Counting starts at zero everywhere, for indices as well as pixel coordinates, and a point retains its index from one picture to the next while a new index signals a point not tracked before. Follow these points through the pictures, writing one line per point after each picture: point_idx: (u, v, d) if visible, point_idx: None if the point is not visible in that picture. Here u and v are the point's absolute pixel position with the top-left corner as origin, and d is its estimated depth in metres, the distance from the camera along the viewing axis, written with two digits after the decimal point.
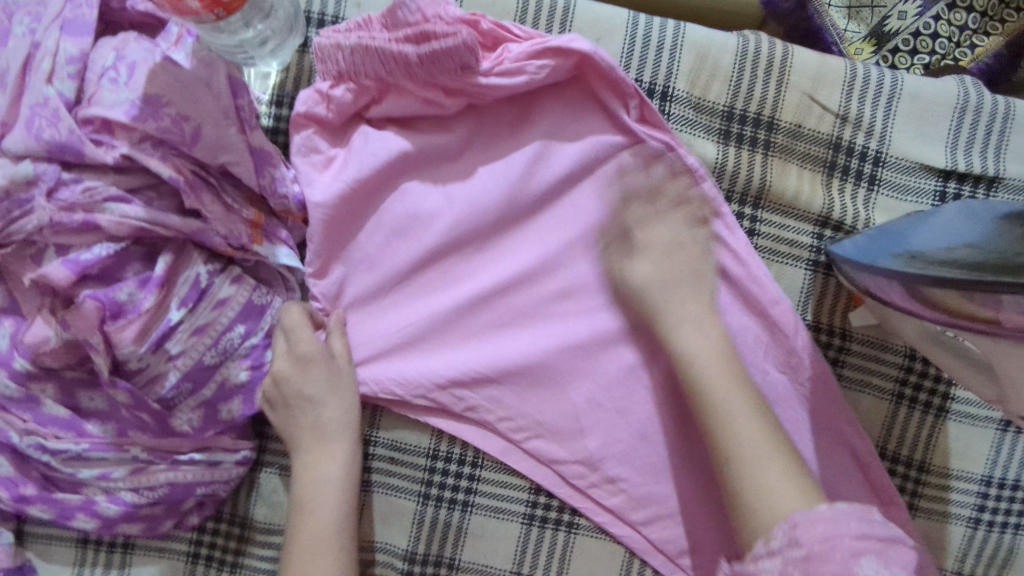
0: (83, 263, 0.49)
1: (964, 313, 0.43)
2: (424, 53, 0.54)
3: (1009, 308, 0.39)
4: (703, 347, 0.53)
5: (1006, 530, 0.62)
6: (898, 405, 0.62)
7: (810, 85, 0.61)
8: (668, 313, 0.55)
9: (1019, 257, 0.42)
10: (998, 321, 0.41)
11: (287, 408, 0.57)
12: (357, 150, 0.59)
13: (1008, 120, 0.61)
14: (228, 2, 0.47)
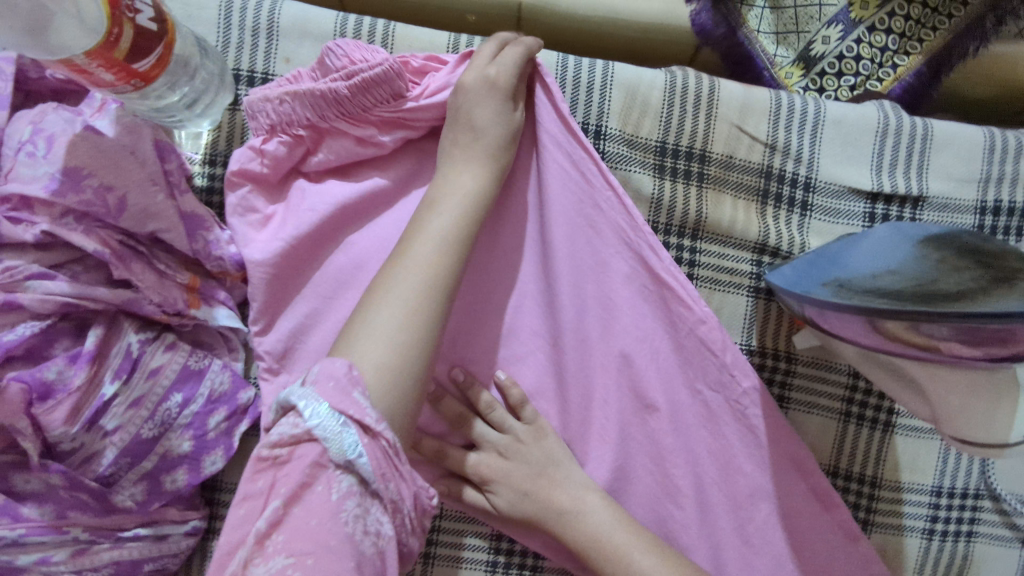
0: (6, 344, 0.47)
1: (894, 336, 0.44)
2: (354, 84, 0.54)
3: (929, 334, 0.41)
4: (586, 507, 0.56)
5: (959, 538, 0.64)
6: (847, 423, 0.63)
7: (738, 117, 0.63)
8: (543, 484, 0.57)
9: (935, 285, 0.43)
10: (927, 343, 0.42)
11: (446, 141, 0.56)
12: (300, 203, 0.59)
13: (926, 141, 0.63)
14: (146, 71, 0.47)
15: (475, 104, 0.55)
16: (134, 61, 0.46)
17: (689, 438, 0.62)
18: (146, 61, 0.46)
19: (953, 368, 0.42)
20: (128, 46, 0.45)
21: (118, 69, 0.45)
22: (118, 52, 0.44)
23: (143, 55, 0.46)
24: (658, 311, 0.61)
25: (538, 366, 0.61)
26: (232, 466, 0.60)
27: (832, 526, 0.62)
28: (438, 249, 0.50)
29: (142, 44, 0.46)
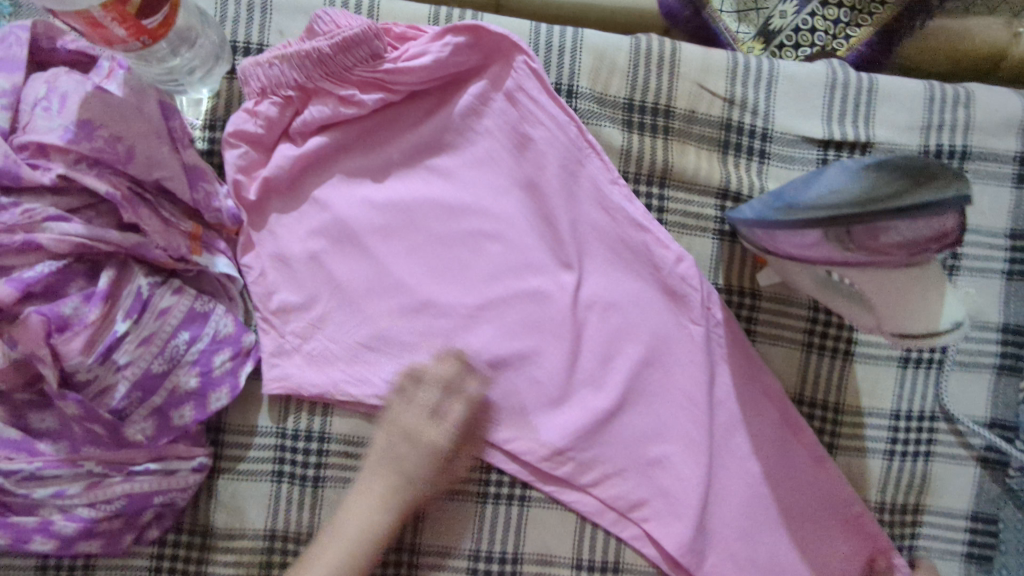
0: (27, 281, 0.51)
1: (842, 247, 0.48)
2: (335, 45, 0.59)
3: (892, 233, 0.45)
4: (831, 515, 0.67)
5: (918, 458, 0.69)
6: (809, 353, 0.68)
7: (698, 75, 0.68)
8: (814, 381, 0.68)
9: (872, 183, 0.47)
10: (878, 255, 0.46)
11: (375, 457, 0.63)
12: (298, 159, 0.63)
13: (872, 93, 0.69)
14: (154, 30, 0.51)
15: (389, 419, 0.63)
16: (145, 17, 0.50)
17: (665, 372, 0.66)
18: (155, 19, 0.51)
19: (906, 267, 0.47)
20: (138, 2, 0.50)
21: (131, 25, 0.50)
22: (129, 7, 0.49)
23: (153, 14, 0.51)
24: (636, 259, 0.67)
25: (523, 309, 0.66)
26: (236, 409, 0.65)
27: (800, 449, 0.67)
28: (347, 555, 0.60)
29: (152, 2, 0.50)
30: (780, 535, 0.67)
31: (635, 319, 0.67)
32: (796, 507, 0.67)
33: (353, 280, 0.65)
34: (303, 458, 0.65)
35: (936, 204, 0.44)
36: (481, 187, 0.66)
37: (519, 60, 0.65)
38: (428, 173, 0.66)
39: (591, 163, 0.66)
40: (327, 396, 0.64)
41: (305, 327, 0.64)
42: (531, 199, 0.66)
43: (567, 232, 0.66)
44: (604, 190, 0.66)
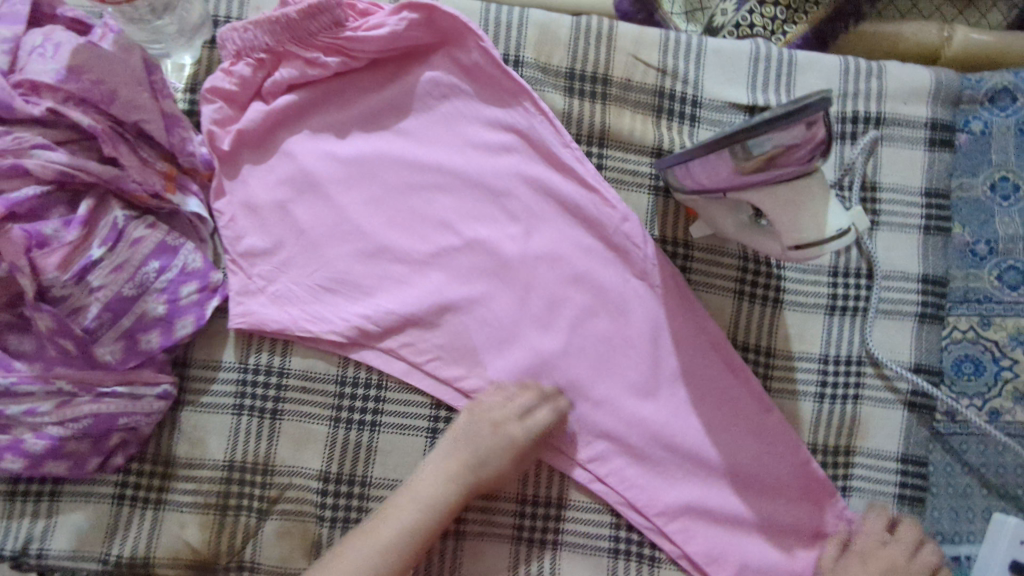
0: (13, 201, 0.57)
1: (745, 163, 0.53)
2: (302, 11, 0.66)
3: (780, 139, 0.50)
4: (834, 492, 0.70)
5: (847, 401, 0.72)
6: (741, 300, 0.73)
7: (633, 49, 0.75)
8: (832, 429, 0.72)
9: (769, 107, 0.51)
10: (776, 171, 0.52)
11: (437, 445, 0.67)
12: (271, 113, 0.70)
13: (792, 65, 0.76)
14: None
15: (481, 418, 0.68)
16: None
17: (606, 315, 0.71)
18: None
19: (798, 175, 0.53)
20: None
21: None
22: None
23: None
24: (583, 216, 0.72)
25: (473, 255, 0.71)
26: (202, 344, 0.69)
27: (744, 394, 0.71)
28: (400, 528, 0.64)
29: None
30: (717, 472, 0.70)
31: (580, 266, 0.71)
32: (734, 444, 0.70)
33: (318, 226, 0.71)
34: (263, 391, 0.68)
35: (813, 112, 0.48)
36: (435, 145, 0.72)
37: (473, 42, 0.71)
38: (388, 133, 0.72)
39: (537, 128, 0.72)
40: (287, 332, 0.69)
41: (272, 269, 0.70)
42: (483, 159, 0.72)
43: (517, 190, 0.72)
44: (551, 155, 0.72)
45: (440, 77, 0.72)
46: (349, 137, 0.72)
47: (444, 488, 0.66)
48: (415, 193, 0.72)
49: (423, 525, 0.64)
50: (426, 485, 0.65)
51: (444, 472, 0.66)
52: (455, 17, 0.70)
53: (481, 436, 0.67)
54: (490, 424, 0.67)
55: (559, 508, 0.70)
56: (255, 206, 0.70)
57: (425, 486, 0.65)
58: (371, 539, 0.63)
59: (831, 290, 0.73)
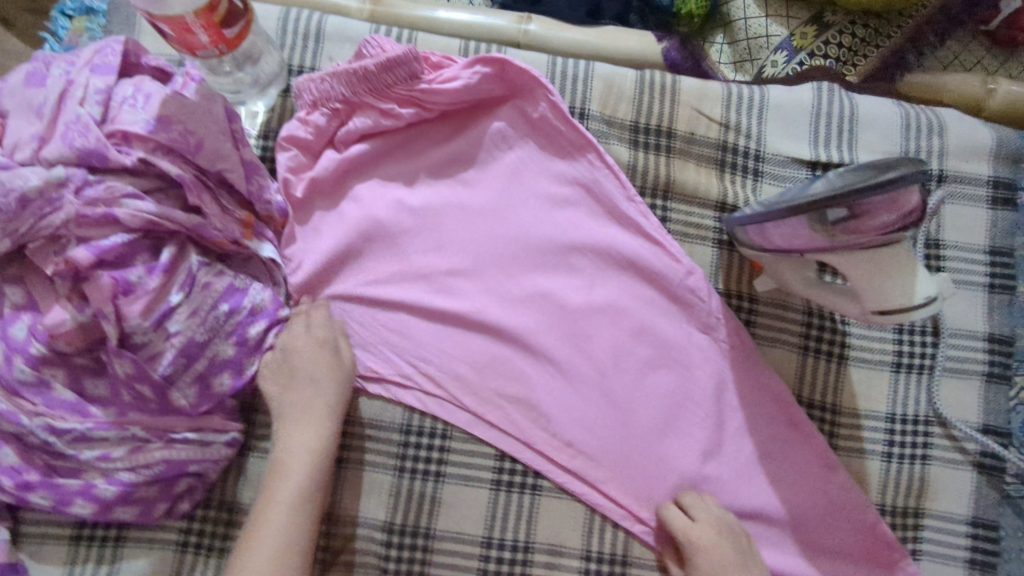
0: (102, 248, 0.58)
1: (827, 229, 0.54)
2: (379, 64, 0.67)
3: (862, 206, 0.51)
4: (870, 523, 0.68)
5: (915, 461, 0.71)
6: (805, 355, 0.72)
7: (697, 103, 0.76)
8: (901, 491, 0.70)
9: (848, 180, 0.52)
10: (861, 237, 0.53)
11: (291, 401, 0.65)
12: (345, 160, 0.71)
13: (853, 121, 0.76)
14: (230, 40, 0.61)
15: (303, 349, 0.66)
16: (227, 28, 0.60)
17: (672, 368, 0.70)
18: (232, 29, 0.60)
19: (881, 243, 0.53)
20: (223, 14, 0.59)
21: (213, 34, 0.59)
22: (216, 17, 0.58)
23: (230, 23, 0.60)
24: (650, 267, 0.71)
25: (537, 305, 0.71)
26: None
27: (808, 454, 0.70)
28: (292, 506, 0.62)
29: (231, 16, 0.60)
30: (782, 530, 0.69)
31: (646, 318, 0.71)
32: (800, 503, 0.69)
33: (384, 273, 0.71)
34: None
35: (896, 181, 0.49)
36: (501, 194, 0.73)
37: (542, 94, 0.71)
38: (455, 182, 0.73)
39: (603, 180, 0.72)
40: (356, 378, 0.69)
41: (340, 315, 0.70)
42: (549, 209, 0.72)
43: (582, 241, 0.72)
44: (615, 208, 0.72)
45: (507, 128, 0.73)
46: (417, 185, 0.72)
47: (287, 463, 0.63)
48: (480, 241, 0.72)
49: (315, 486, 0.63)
50: (297, 451, 0.64)
51: (308, 431, 0.64)
52: (525, 71, 0.71)
53: (317, 381, 0.65)
54: (309, 359, 0.65)
55: (622, 566, 0.69)
56: (321, 251, 0.70)
57: (291, 456, 0.63)
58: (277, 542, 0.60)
59: (896, 348, 0.72)
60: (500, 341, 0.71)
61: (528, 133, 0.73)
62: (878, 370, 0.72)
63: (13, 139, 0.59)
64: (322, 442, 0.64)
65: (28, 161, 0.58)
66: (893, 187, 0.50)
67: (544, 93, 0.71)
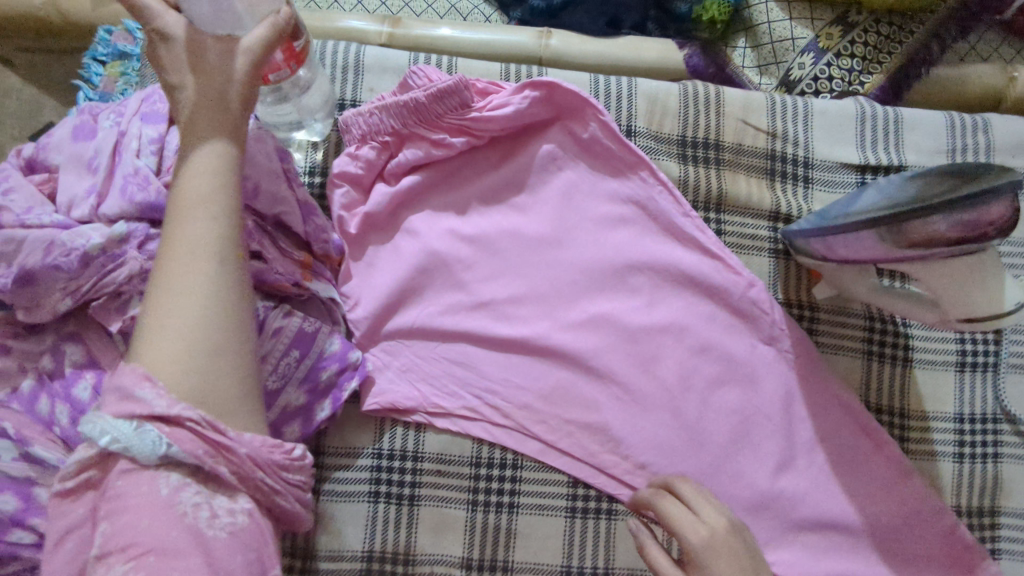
0: None
1: (895, 244, 0.55)
2: (429, 95, 0.66)
3: (928, 226, 0.52)
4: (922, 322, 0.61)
5: (987, 460, 0.71)
6: (870, 360, 0.72)
7: (742, 113, 0.76)
8: (975, 492, 0.70)
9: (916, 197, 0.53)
10: (931, 250, 0.53)
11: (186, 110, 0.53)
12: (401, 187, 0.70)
13: (898, 123, 0.76)
14: (299, 54, 0.60)
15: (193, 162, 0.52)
16: (296, 41, 0.59)
17: (739, 381, 0.70)
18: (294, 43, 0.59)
19: (959, 257, 0.53)
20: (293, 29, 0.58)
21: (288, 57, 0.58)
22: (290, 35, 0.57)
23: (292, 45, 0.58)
24: (710, 281, 0.70)
25: (599, 327, 0.70)
26: (335, 431, 0.68)
27: (882, 460, 0.69)
28: (204, 321, 0.50)
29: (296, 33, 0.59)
30: (864, 539, 0.68)
31: (709, 333, 0.70)
32: (880, 511, 0.68)
33: (443, 305, 0.70)
34: (399, 477, 0.67)
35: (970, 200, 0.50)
36: (554, 216, 0.72)
37: (592, 114, 0.71)
38: (507, 208, 0.72)
39: (657, 196, 0.71)
40: (422, 412, 0.68)
41: (401, 350, 0.69)
42: (604, 229, 0.72)
43: (640, 259, 0.71)
44: (670, 224, 0.71)
45: (556, 150, 0.72)
46: (470, 213, 0.72)
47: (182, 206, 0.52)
48: (536, 266, 0.71)
49: (219, 312, 0.51)
50: (187, 252, 0.51)
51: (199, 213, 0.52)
52: (574, 92, 0.70)
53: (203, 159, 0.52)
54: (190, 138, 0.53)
55: None
56: (378, 287, 0.69)
57: (178, 260, 0.51)
58: (185, 346, 0.50)
59: (959, 347, 0.72)
60: (564, 366, 0.70)
61: (578, 154, 0.72)
62: (943, 371, 0.72)
63: (68, 196, 0.59)
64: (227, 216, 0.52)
65: (88, 217, 0.58)
66: (980, 202, 0.50)
67: (594, 113, 0.70)
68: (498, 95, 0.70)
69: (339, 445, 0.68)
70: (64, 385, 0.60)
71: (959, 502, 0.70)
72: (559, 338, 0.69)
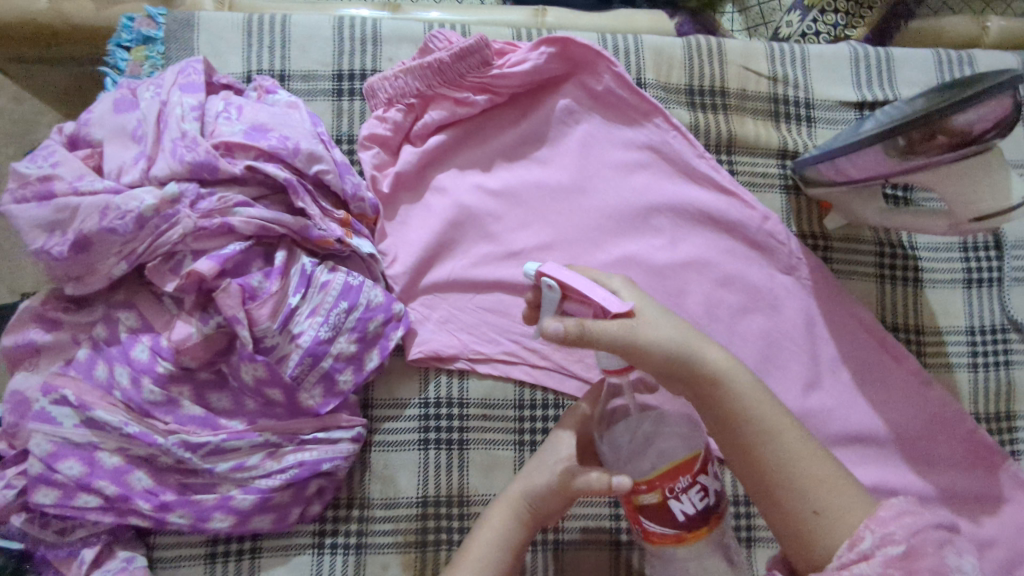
0: (224, 257, 0.59)
1: (898, 156, 0.59)
2: (452, 54, 0.70)
3: (925, 137, 0.56)
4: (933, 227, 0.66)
5: (999, 368, 0.75)
6: (883, 283, 0.76)
7: (744, 61, 0.80)
8: (990, 399, 0.74)
9: (911, 112, 0.58)
10: (934, 157, 0.57)
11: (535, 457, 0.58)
12: (574, 287, 0.46)
13: (890, 62, 0.81)
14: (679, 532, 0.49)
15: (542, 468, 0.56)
16: (650, 519, 0.49)
17: (762, 309, 0.73)
18: (698, 494, 0.49)
19: (961, 161, 0.57)
20: (648, 504, 0.49)
21: (660, 509, 0.49)
22: (640, 503, 0.49)
23: (698, 472, 0.49)
24: (728, 217, 0.74)
25: (626, 267, 0.73)
26: (381, 384, 0.70)
27: (903, 372, 0.72)
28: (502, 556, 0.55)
29: (696, 517, 0.49)
30: (893, 450, 0.71)
31: (731, 266, 0.74)
32: (905, 421, 0.72)
33: (476, 256, 0.73)
34: (447, 423, 0.69)
35: (956, 108, 0.54)
36: (575, 167, 0.75)
37: (605, 67, 0.74)
38: (529, 162, 0.75)
39: (672, 141, 0.75)
40: (463, 359, 0.70)
41: (438, 303, 0.72)
42: (625, 177, 0.75)
43: (660, 201, 0.74)
44: (685, 166, 0.75)
45: (573, 105, 0.76)
46: (494, 169, 0.75)
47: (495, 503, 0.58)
48: (561, 214, 0.74)
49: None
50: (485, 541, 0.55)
51: (506, 513, 0.56)
52: (587, 46, 0.74)
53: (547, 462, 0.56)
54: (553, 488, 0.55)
55: (747, 506, 0.71)
56: (414, 242, 0.72)
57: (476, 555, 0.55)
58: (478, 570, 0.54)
59: (964, 265, 0.77)
60: None
61: (594, 107, 0.76)
62: (952, 288, 0.76)
63: (116, 164, 0.61)
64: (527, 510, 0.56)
65: (138, 181, 0.60)
66: (980, 100, 0.53)
67: (607, 66, 0.74)
68: (515, 54, 0.73)
69: (386, 397, 0.70)
70: (120, 350, 0.62)
71: (976, 408, 0.74)
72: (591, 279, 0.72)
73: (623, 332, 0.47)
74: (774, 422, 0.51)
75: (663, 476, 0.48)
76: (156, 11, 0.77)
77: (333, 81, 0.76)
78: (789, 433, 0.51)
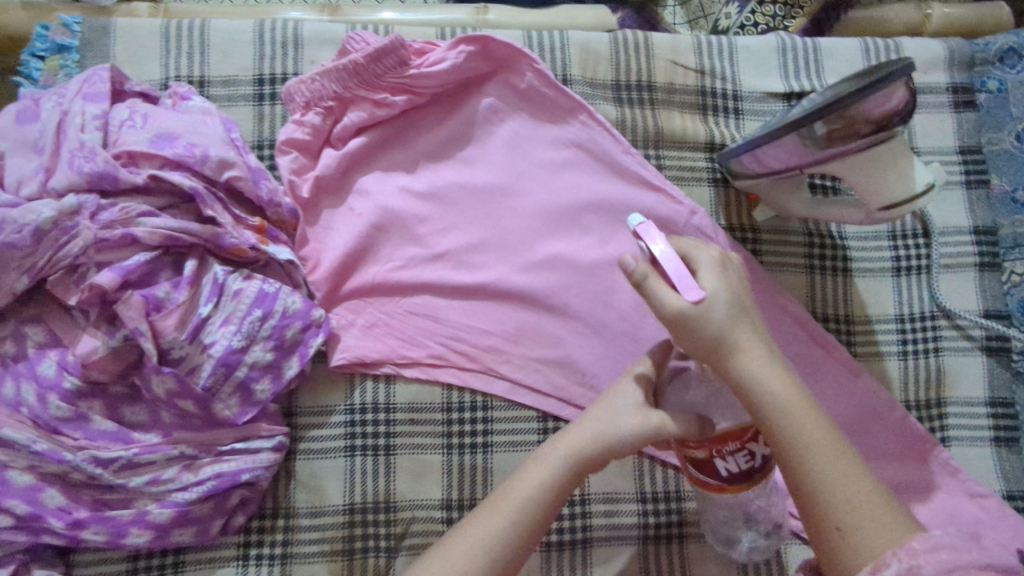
0: (126, 268, 0.59)
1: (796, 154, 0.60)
2: (367, 55, 0.69)
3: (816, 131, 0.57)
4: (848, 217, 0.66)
5: (928, 355, 0.75)
6: (813, 273, 0.76)
7: (671, 55, 0.79)
8: (920, 386, 0.74)
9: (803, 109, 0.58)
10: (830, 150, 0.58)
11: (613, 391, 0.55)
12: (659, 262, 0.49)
13: (817, 52, 0.81)
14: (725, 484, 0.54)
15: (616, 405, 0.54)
16: (704, 474, 0.54)
17: None
18: (744, 456, 0.53)
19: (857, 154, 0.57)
20: (695, 458, 0.54)
21: (706, 462, 0.53)
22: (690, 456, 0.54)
23: (747, 439, 0.53)
24: (654, 211, 0.73)
25: (553, 265, 0.72)
26: (305, 393, 0.69)
27: (833, 363, 0.72)
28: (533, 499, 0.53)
29: (739, 475, 0.53)
30: None
31: None
32: (835, 411, 0.72)
33: (402, 260, 0.72)
34: (373, 430, 0.69)
35: (840, 104, 0.54)
36: (500, 166, 0.74)
37: (526, 64, 0.74)
38: (453, 162, 0.75)
39: (597, 136, 0.75)
40: (389, 365, 0.70)
41: (363, 308, 0.71)
42: (551, 175, 0.74)
43: (587, 197, 0.74)
44: (612, 162, 0.74)
45: (497, 103, 0.75)
46: (419, 170, 0.74)
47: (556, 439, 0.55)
48: (487, 213, 0.73)
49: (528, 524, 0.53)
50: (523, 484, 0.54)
51: (559, 455, 0.53)
52: (508, 43, 0.73)
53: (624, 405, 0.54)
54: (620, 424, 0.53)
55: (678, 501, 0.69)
56: (336, 247, 0.71)
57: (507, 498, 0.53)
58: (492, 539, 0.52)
59: (893, 253, 0.77)
60: (523, 307, 0.72)
61: (518, 104, 0.75)
62: (881, 277, 0.76)
63: (15, 176, 0.60)
64: (586, 449, 0.53)
65: (37, 193, 0.59)
66: (871, 91, 0.53)
67: (528, 63, 0.74)
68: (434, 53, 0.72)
69: (310, 406, 0.69)
70: (29, 366, 0.61)
71: (907, 396, 0.74)
72: (518, 279, 0.72)
73: (676, 310, 0.49)
74: (831, 465, 0.49)
75: (718, 438, 0.52)
76: (71, 19, 0.75)
77: (253, 86, 0.75)
78: (842, 479, 0.49)
